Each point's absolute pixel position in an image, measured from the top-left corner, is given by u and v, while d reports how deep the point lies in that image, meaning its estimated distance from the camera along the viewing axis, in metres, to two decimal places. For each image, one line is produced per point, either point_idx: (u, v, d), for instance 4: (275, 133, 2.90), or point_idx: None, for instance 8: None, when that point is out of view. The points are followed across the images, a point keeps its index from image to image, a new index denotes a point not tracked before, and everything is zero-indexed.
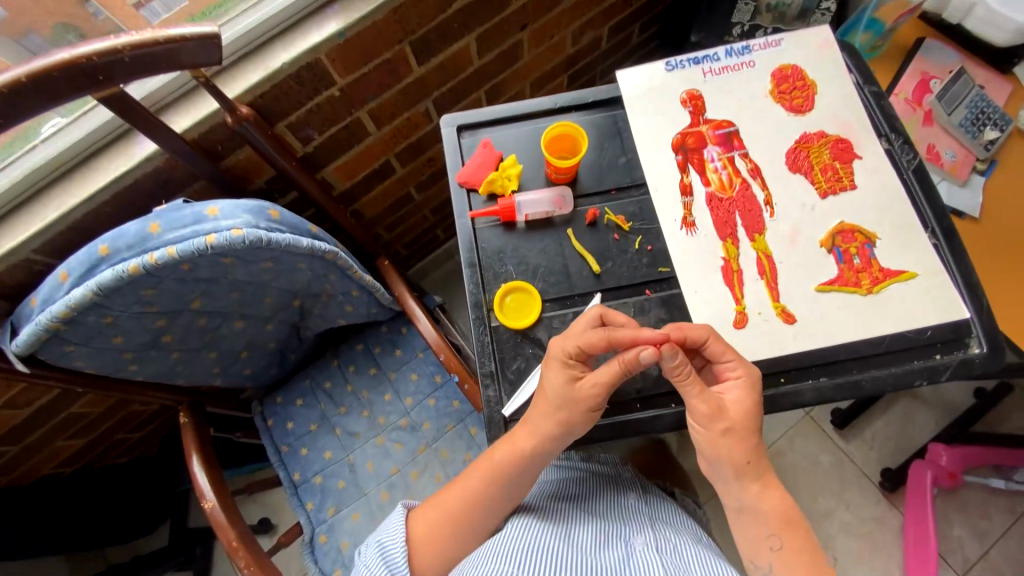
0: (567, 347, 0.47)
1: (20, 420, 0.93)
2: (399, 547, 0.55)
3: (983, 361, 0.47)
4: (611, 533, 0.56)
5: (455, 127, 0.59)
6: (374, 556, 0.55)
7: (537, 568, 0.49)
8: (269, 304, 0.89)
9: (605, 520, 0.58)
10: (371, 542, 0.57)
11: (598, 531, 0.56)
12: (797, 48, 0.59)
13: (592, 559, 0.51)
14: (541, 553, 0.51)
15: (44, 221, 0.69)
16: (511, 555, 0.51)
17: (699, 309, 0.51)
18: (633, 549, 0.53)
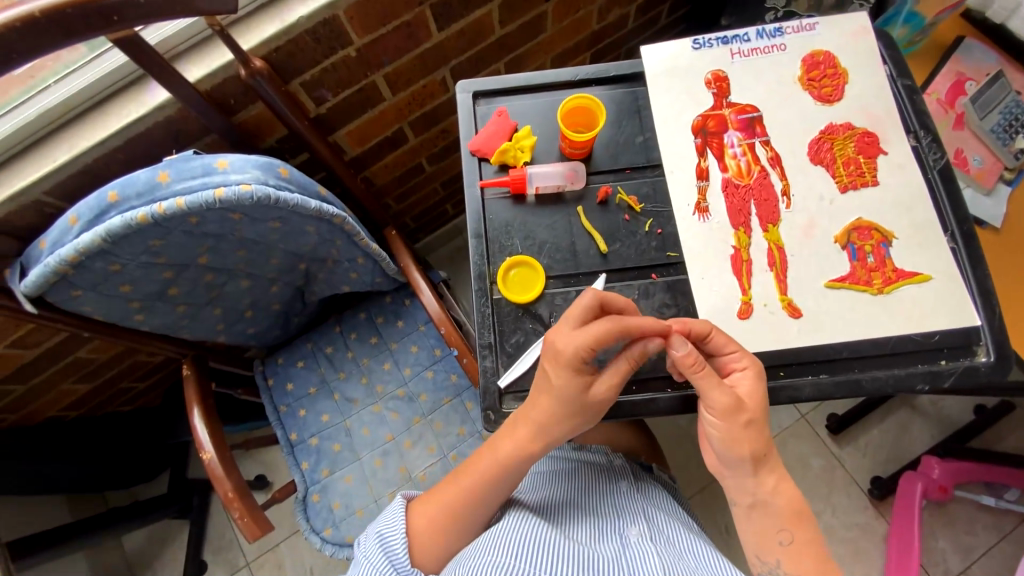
0: (580, 348, 0.45)
1: (27, 360, 0.95)
2: (400, 538, 0.55)
3: (988, 369, 0.47)
4: (605, 527, 0.57)
5: (471, 93, 0.58)
6: (373, 548, 0.55)
7: (539, 559, 0.50)
8: (275, 265, 0.89)
9: (599, 513, 0.59)
10: (370, 534, 0.57)
11: (594, 526, 0.57)
12: (831, 33, 0.56)
13: (591, 552, 0.52)
14: (541, 544, 0.52)
15: (55, 164, 0.69)
16: (513, 544, 0.51)
17: (704, 296, 0.50)
18: (630, 541, 0.55)
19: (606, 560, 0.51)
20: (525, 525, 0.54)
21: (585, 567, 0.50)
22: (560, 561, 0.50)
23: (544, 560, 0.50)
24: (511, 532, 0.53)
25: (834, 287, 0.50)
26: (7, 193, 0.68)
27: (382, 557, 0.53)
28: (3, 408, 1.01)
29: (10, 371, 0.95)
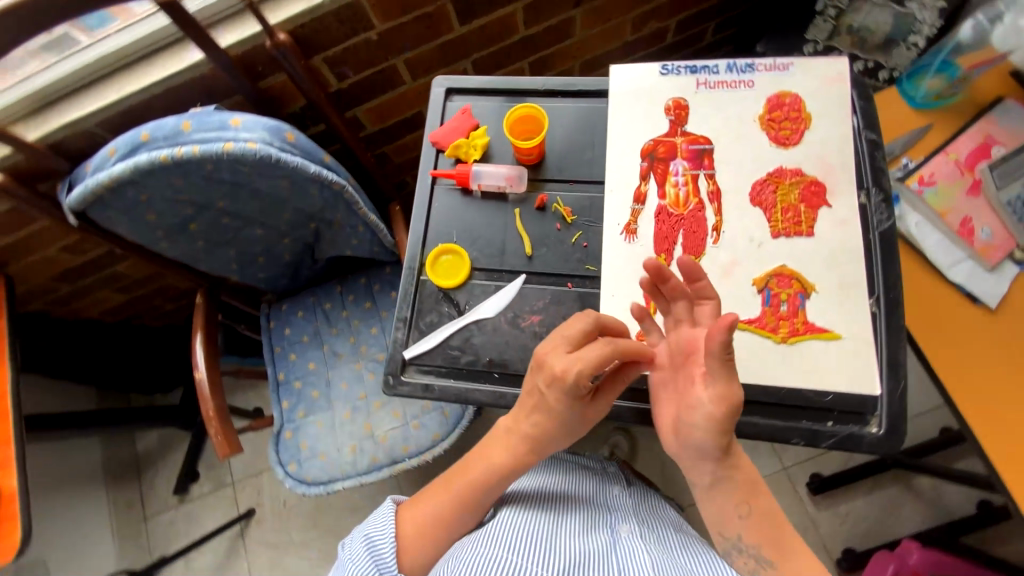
0: (579, 373, 0.46)
1: (75, 265, 1.11)
2: (389, 541, 0.54)
3: (873, 441, 0.46)
4: (597, 521, 0.59)
5: (445, 89, 0.62)
6: (360, 550, 0.54)
7: (532, 548, 0.52)
8: (286, 220, 0.97)
9: (592, 510, 0.61)
10: (357, 536, 0.56)
11: (586, 519, 0.59)
12: (803, 77, 0.56)
13: (581, 543, 0.54)
14: (533, 536, 0.53)
15: (104, 102, 0.81)
16: (506, 534, 0.53)
17: (610, 312, 0.52)
18: (619, 538, 0.56)
19: (598, 552, 0.53)
20: (520, 521, 0.56)
21: (579, 559, 0.51)
22: (554, 553, 0.51)
23: (540, 551, 0.51)
24: (505, 527, 0.55)
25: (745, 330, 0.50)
26: (67, 120, 0.81)
27: (368, 560, 0.53)
28: (53, 301, 1.18)
29: (61, 272, 1.11)
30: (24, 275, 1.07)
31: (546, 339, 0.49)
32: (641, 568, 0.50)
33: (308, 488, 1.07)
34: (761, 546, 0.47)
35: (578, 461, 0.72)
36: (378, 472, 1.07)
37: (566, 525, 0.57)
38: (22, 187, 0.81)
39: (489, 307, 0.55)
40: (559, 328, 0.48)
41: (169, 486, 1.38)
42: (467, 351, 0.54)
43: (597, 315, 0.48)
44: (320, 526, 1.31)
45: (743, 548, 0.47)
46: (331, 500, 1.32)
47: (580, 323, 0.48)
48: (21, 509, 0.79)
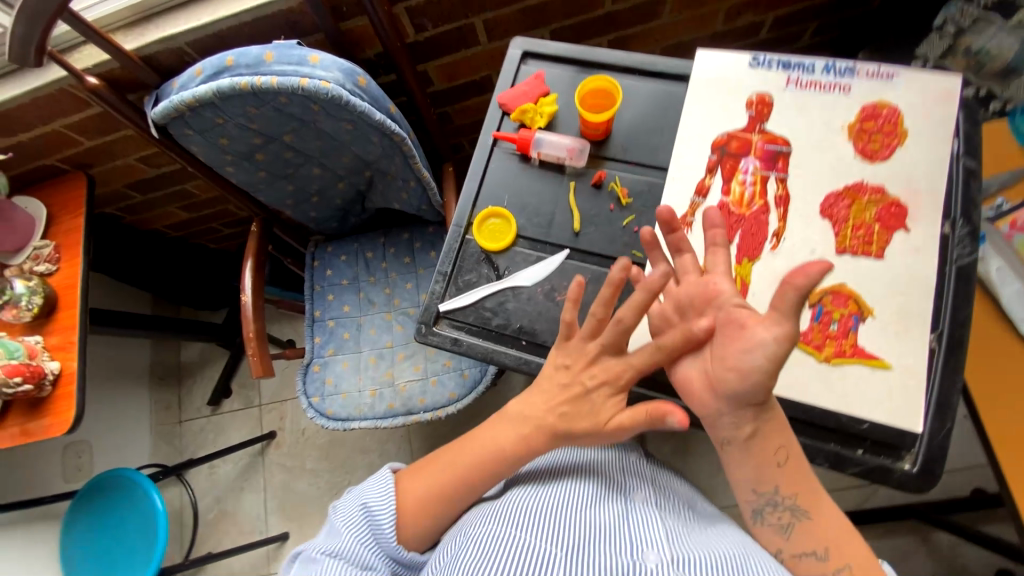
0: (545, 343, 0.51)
1: (150, 177, 1.18)
2: (387, 511, 0.56)
3: (905, 477, 0.45)
4: (612, 489, 0.59)
5: (521, 51, 0.61)
6: (358, 519, 0.55)
7: (541, 525, 0.53)
8: (344, 163, 1.00)
9: (610, 477, 0.60)
10: (353, 503, 0.57)
11: (600, 487, 0.59)
12: (908, 89, 0.51)
13: (591, 517, 0.55)
14: (542, 512, 0.54)
15: (198, 22, 0.84)
16: (518, 511, 0.55)
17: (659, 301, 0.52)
18: (632, 511, 0.56)
19: (610, 525, 0.54)
20: (532, 495, 0.57)
21: (587, 536, 0.52)
22: (565, 529, 0.53)
23: (550, 527, 0.53)
24: (518, 501, 0.57)
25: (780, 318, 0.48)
26: (161, 35, 0.85)
27: (367, 530, 0.55)
28: (126, 207, 1.27)
29: (137, 181, 1.19)
30: (104, 178, 1.15)
31: (586, 343, 0.50)
32: (651, 548, 0.50)
33: (327, 422, 1.13)
34: (798, 497, 0.46)
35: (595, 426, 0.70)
36: (393, 420, 1.11)
37: (580, 493, 0.57)
38: (115, 93, 0.87)
39: (527, 276, 0.55)
40: (593, 330, 0.49)
41: (203, 397, 1.49)
42: (500, 315, 0.55)
43: (624, 321, 0.47)
44: (330, 459, 1.39)
45: (778, 504, 0.47)
46: (344, 437, 1.40)
47: (612, 329, 0.48)
48: (77, 389, 0.88)
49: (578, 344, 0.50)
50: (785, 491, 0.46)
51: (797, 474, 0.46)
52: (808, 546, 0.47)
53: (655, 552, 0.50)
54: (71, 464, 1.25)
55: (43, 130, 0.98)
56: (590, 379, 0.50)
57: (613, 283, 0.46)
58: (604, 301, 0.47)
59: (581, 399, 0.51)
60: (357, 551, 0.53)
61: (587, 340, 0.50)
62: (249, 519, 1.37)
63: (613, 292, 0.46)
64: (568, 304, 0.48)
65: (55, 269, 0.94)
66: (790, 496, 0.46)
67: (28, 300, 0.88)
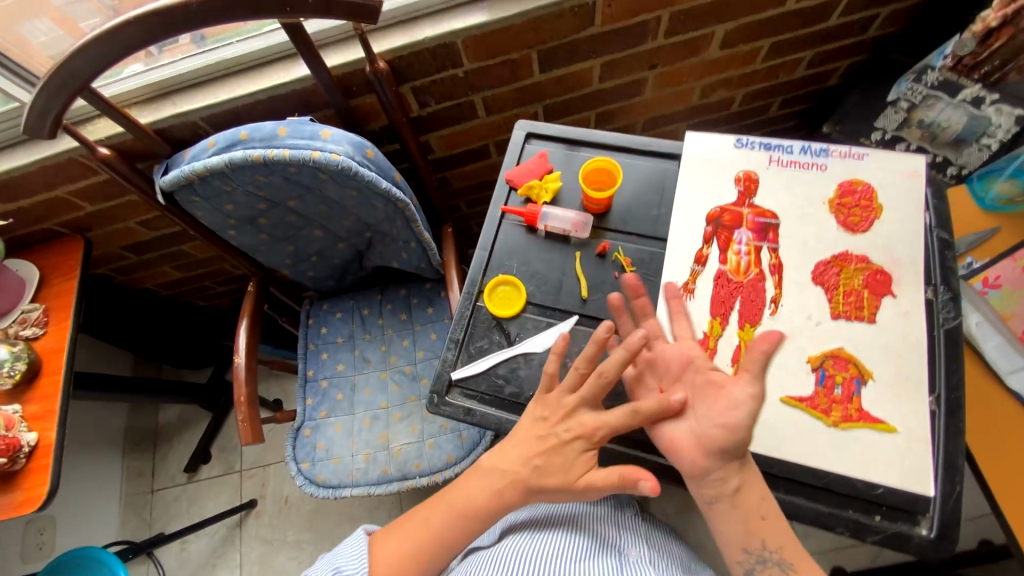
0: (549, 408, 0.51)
1: (148, 238, 1.19)
2: (358, 574, 0.54)
3: (924, 543, 0.45)
4: (605, 544, 0.58)
5: (525, 132, 0.66)
6: None
7: (532, 575, 0.52)
8: (346, 226, 1.02)
9: (601, 533, 0.60)
10: (325, 569, 0.56)
11: (592, 541, 0.58)
12: (877, 169, 0.57)
13: (584, 568, 0.53)
14: (534, 563, 0.53)
15: (214, 100, 0.89)
16: (509, 564, 0.53)
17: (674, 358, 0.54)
18: (625, 565, 0.55)
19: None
20: (524, 547, 0.55)
21: None
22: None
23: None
24: (510, 553, 0.55)
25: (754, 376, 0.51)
26: (178, 111, 0.90)
27: None
28: (119, 268, 1.26)
29: (134, 243, 1.19)
30: (101, 240, 1.15)
31: (565, 395, 0.52)
32: None
33: (318, 490, 1.07)
34: (783, 551, 0.47)
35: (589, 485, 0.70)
36: (388, 485, 1.07)
37: (573, 547, 0.56)
38: (125, 163, 0.89)
39: (538, 343, 0.57)
40: (575, 381, 0.51)
41: (179, 463, 1.42)
42: (512, 382, 0.56)
43: (608, 373, 0.50)
44: (315, 529, 1.30)
45: (766, 560, 0.47)
46: (331, 504, 1.33)
47: (593, 382, 0.51)
48: (53, 463, 0.83)
49: (557, 397, 0.52)
50: (771, 545, 0.46)
51: (781, 527, 0.47)
52: None
53: None
54: (31, 542, 1.15)
55: (46, 196, 0.99)
56: (565, 431, 0.51)
57: (596, 340, 0.50)
58: (587, 356, 0.51)
59: (556, 450, 0.51)
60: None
61: (568, 392, 0.52)
62: None
63: (597, 349, 0.50)
64: (553, 356, 0.51)
65: (42, 333, 0.92)
66: (775, 550, 0.46)
67: (10, 367, 0.85)
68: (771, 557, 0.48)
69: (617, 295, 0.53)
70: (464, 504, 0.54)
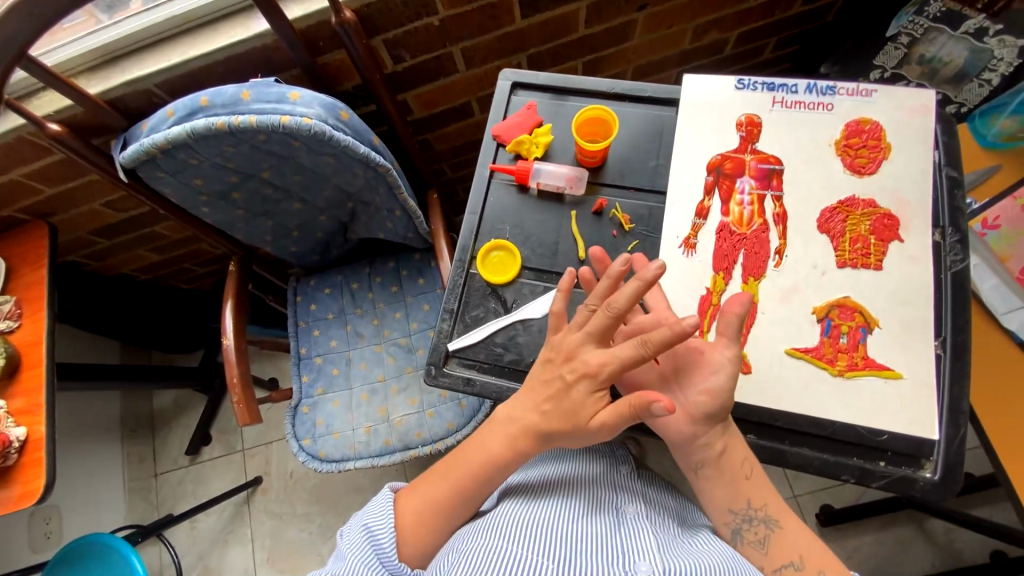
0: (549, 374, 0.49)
1: (116, 221, 1.12)
2: (388, 532, 0.54)
3: (927, 486, 0.45)
4: (603, 501, 0.58)
5: (510, 83, 0.61)
6: (359, 541, 0.54)
7: (533, 538, 0.52)
8: (325, 196, 0.97)
9: (600, 489, 0.60)
10: (356, 526, 0.56)
11: (592, 499, 0.58)
12: (886, 105, 0.54)
13: (583, 529, 0.54)
14: (535, 526, 0.53)
15: (168, 63, 0.82)
16: (510, 527, 0.53)
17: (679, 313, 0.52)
18: (624, 521, 0.56)
19: (602, 537, 0.53)
20: (523, 508, 0.56)
21: (579, 549, 0.51)
22: (556, 539, 0.52)
23: (542, 538, 0.52)
24: (510, 514, 0.56)
25: (752, 332, 0.50)
26: (129, 78, 0.82)
27: (368, 551, 0.53)
28: (90, 253, 1.20)
29: (102, 226, 1.13)
30: (67, 226, 1.08)
31: (570, 333, 0.49)
32: (643, 557, 0.50)
33: (321, 464, 1.08)
34: (768, 508, 0.49)
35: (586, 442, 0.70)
36: (391, 456, 1.07)
37: (570, 506, 0.57)
38: (78, 139, 0.82)
39: (536, 308, 0.54)
40: (583, 318, 0.49)
41: (181, 446, 1.41)
42: (511, 350, 0.54)
43: (618, 307, 0.47)
44: (323, 501, 1.32)
45: (753, 519, 0.49)
46: (336, 476, 1.34)
47: (601, 317, 0.48)
48: (46, 456, 0.81)
49: (561, 338, 0.49)
50: (755, 503, 0.49)
51: (763, 484, 0.49)
52: (785, 559, 0.47)
53: (647, 562, 0.49)
54: (39, 531, 1.16)
55: None
56: (569, 372, 0.48)
57: (613, 274, 0.48)
58: (601, 293, 0.49)
59: (562, 393, 0.49)
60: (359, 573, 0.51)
61: (574, 330, 0.49)
62: (238, 572, 1.29)
63: (613, 284, 0.48)
64: (561, 292, 0.50)
65: (17, 326, 0.87)
66: (761, 507, 0.49)
67: None
68: (776, 509, 0.49)
69: (598, 250, 0.52)
70: (472, 471, 0.54)
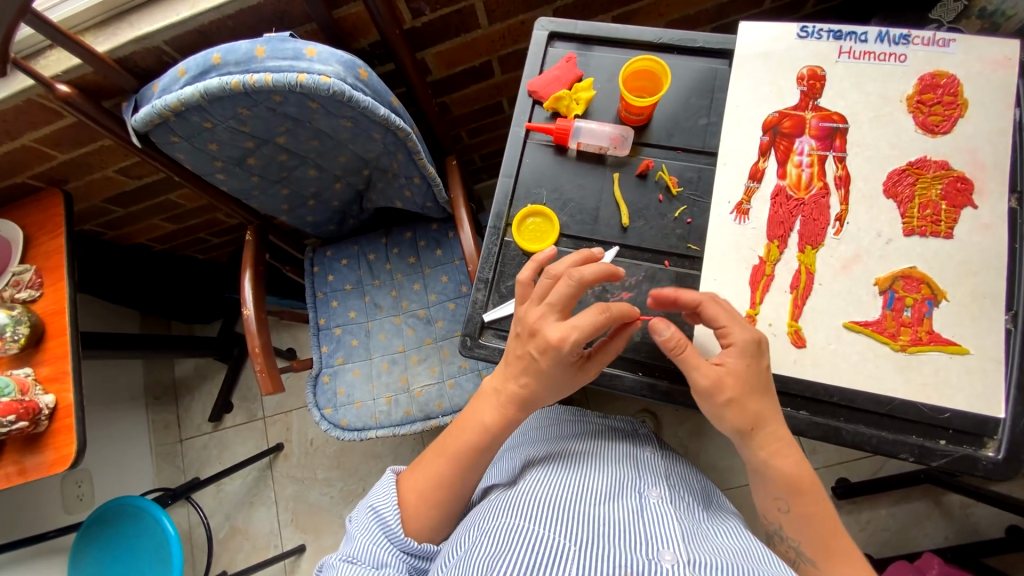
0: (575, 340, 0.45)
1: (131, 189, 1.10)
2: (394, 511, 0.54)
3: (990, 466, 0.43)
4: (625, 483, 0.57)
5: (546, 33, 0.57)
6: (369, 524, 0.54)
7: (553, 518, 0.51)
8: (341, 163, 0.94)
9: (621, 472, 0.58)
10: (363, 508, 0.56)
11: (613, 481, 0.57)
12: (965, 56, 0.49)
13: (604, 510, 0.52)
14: (555, 506, 0.52)
15: (177, 17, 0.77)
16: (531, 506, 0.52)
17: (731, 285, 0.49)
18: (647, 502, 0.54)
19: (623, 521, 0.51)
20: (545, 488, 0.55)
21: (601, 529, 0.50)
22: (577, 521, 0.51)
23: (563, 520, 0.50)
24: (532, 492, 0.55)
25: (808, 306, 0.47)
26: (137, 34, 0.78)
27: (378, 532, 0.53)
28: (106, 222, 1.18)
29: (116, 194, 1.10)
30: (82, 193, 1.07)
31: (532, 306, 0.47)
32: (668, 543, 0.48)
33: (343, 433, 1.08)
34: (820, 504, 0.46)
35: (607, 422, 0.68)
36: (412, 426, 1.07)
37: (593, 489, 0.55)
38: (90, 102, 0.79)
39: None
40: (545, 288, 0.47)
41: (203, 414, 1.43)
42: None
43: (578, 274, 0.45)
44: (343, 467, 1.35)
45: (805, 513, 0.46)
46: (355, 444, 1.36)
47: (563, 285, 0.46)
48: (77, 422, 0.81)
49: (526, 310, 0.48)
50: (809, 497, 0.46)
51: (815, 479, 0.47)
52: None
53: (671, 549, 0.47)
54: (72, 494, 1.19)
55: (12, 145, 0.90)
56: (536, 348, 0.47)
57: (581, 255, 0.49)
58: (567, 265, 0.47)
59: None
60: (371, 552, 0.52)
61: (535, 302, 0.47)
62: (264, 533, 1.33)
63: (579, 263, 0.48)
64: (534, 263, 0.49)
65: (39, 296, 0.87)
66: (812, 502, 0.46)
67: (12, 331, 0.81)
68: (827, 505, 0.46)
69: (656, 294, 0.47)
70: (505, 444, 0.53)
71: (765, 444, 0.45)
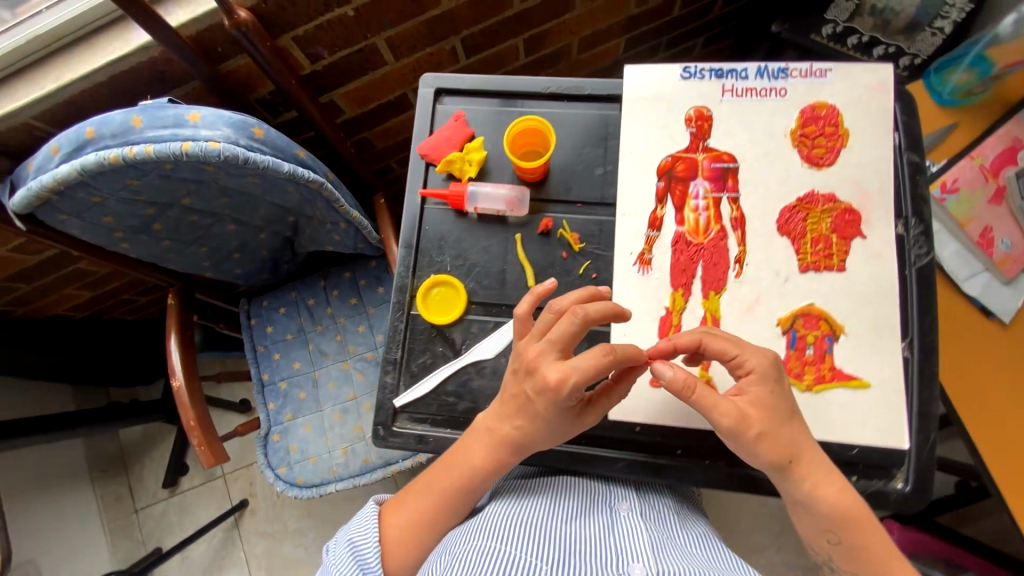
0: (575, 383, 0.41)
1: (31, 265, 1.01)
2: (374, 546, 0.49)
3: (899, 498, 0.44)
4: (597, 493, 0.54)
5: (433, 89, 0.54)
6: (346, 559, 0.49)
7: (525, 541, 0.48)
8: (261, 216, 0.87)
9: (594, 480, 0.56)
10: (342, 541, 0.51)
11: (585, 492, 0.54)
12: (843, 85, 0.49)
13: (577, 529, 0.50)
14: (527, 526, 0.50)
15: (41, 91, 0.70)
16: (502, 528, 0.49)
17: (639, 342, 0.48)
18: (618, 514, 0.52)
19: (593, 538, 0.49)
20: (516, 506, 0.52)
21: (573, 550, 0.48)
22: (549, 542, 0.48)
23: (537, 541, 0.48)
24: (500, 511, 0.52)
25: None
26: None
27: (355, 568, 0.48)
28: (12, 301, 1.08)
29: (15, 272, 1.01)
30: None
31: (532, 341, 0.44)
32: (639, 557, 0.46)
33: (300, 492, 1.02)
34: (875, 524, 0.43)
35: None
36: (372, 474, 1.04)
37: (565, 505, 0.53)
38: None
39: (486, 348, 0.50)
40: (545, 323, 0.44)
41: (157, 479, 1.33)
42: (465, 397, 0.49)
43: (583, 311, 0.43)
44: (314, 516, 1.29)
45: None
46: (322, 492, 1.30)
47: (566, 321, 0.43)
48: None
49: (526, 345, 0.45)
50: None
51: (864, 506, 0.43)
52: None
53: (641, 565, 0.45)
54: None
55: None
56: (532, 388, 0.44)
57: (587, 290, 0.46)
58: (570, 300, 0.44)
59: None
60: None
61: (536, 338, 0.44)
62: None
63: (585, 300, 0.45)
64: (530, 295, 0.45)
65: None
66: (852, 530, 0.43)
67: None
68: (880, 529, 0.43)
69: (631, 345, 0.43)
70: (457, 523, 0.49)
71: (807, 474, 0.41)
